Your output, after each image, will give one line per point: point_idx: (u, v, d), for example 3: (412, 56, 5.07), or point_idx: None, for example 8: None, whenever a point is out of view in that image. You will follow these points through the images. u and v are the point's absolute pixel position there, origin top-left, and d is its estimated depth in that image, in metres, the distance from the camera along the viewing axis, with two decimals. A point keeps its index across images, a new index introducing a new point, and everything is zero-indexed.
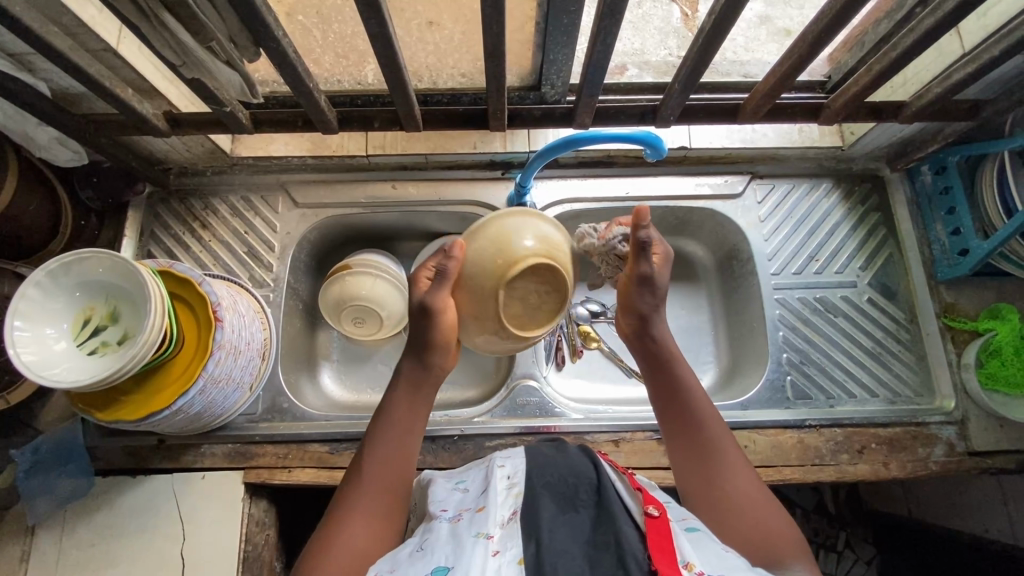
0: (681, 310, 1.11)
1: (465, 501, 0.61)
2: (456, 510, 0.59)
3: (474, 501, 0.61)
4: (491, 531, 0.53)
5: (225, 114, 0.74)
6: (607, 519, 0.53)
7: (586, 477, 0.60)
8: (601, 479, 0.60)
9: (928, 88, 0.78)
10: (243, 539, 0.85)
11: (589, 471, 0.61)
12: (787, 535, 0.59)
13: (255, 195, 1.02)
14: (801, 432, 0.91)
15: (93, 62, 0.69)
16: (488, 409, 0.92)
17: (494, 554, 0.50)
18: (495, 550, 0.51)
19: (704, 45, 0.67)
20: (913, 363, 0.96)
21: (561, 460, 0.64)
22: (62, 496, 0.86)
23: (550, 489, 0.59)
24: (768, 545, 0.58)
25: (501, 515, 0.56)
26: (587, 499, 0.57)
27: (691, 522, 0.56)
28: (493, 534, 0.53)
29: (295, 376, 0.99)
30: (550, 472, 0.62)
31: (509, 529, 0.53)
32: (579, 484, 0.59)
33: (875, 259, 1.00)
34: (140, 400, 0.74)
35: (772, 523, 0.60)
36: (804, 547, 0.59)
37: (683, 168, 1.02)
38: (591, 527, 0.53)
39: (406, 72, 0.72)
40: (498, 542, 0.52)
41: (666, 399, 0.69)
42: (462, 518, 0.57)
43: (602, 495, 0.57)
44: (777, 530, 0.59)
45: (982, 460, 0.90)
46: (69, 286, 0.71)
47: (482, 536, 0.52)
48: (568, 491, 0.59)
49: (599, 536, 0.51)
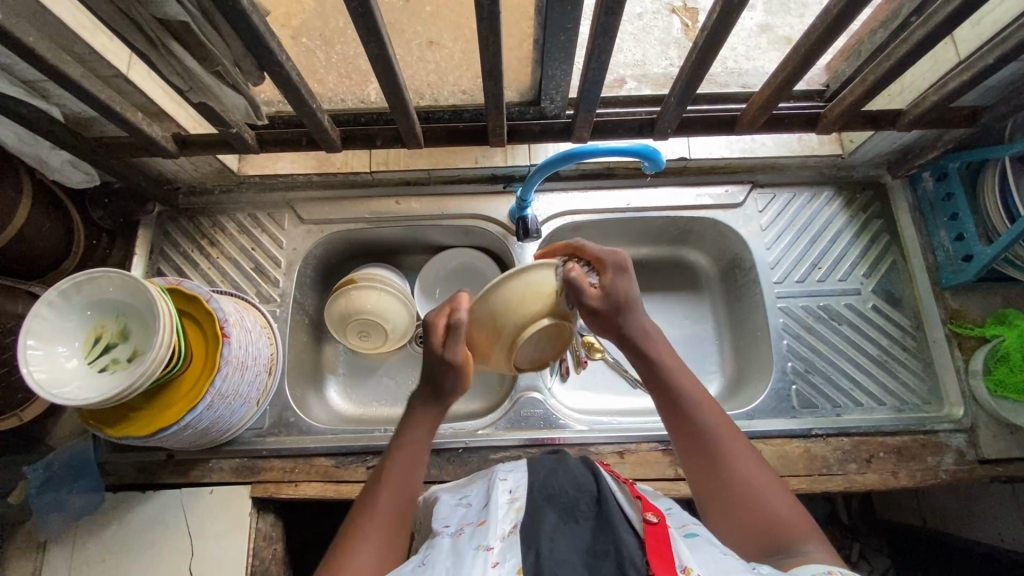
0: (685, 320, 1.11)
1: (467, 516, 0.62)
2: (458, 525, 0.60)
3: (476, 515, 0.61)
4: (491, 543, 0.54)
5: (231, 135, 0.76)
6: (607, 528, 0.54)
7: (587, 488, 0.60)
8: (602, 490, 0.59)
9: (925, 96, 0.79)
10: (250, 554, 0.86)
11: (590, 482, 0.61)
12: (795, 522, 0.60)
13: (261, 213, 1.04)
14: (807, 442, 0.90)
15: (104, 88, 0.71)
16: (492, 421, 0.93)
17: (494, 565, 0.51)
18: (495, 561, 0.51)
19: (698, 59, 0.68)
20: (920, 370, 0.95)
21: (562, 469, 0.65)
22: (73, 511, 0.87)
23: (551, 501, 0.59)
24: (773, 535, 0.60)
25: (501, 528, 0.56)
26: (587, 510, 0.58)
27: (691, 528, 0.56)
28: (493, 546, 0.53)
29: (302, 391, 1.00)
30: (550, 485, 0.62)
31: (509, 541, 0.54)
32: (579, 496, 0.60)
33: (879, 267, 1.00)
34: (150, 414, 0.76)
35: (778, 511, 0.61)
36: (813, 527, 0.60)
37: (684, 178, 1.03)
38: (590, 537, 0.53)
39: (407, 92, 0.73)
40: (498, 553, 0.52)
41: (663, 399, 0.69)
42: (463, 532, 0.58)
43: (602, 506, 0.57)
44: (782, 518, 0.61)
45: (993, 468, 0.88)
46: (80, 304, 0.73)
47: (482, 548, 0.53)
48: (569, 503, 0.59)
49: (598, 543, 0.52)
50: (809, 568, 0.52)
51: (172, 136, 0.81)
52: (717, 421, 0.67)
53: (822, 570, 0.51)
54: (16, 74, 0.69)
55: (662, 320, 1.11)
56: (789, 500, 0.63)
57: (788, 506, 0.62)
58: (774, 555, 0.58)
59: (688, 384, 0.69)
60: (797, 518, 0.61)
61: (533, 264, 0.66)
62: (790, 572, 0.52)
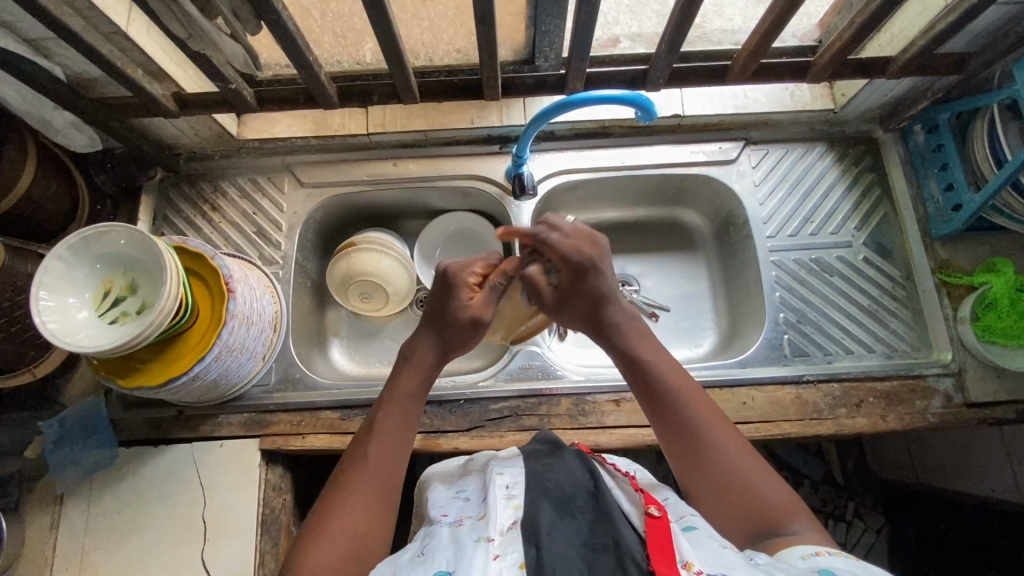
0: (680, 279, 1.13)
1: (466, 508, 0.63)
2: (457, 516, 0.61)
3: (475, 508, 0.62)
4: (491, 534, 0.55)
5: (231, 93, 0.77)
6: (606, 523, 0.56)
7: (583, 485, 0.62)
8: (597, 485, 0.62)
9: (913, 42, 0.80)
10: (261, 503, 0.89)
11: (587, 480, 0.63)
12: (785, 505, 0.62)
13: (261, 177, 1.05)
14: (798, 388, 0.92)
15: (105, 44, 0.73)
16: (492, 373, 0.95)
17: (496, 558, 0.52)
18: (496, 554, 0.52)
19: (687, 5, 0.69)
20: (909, 318, 0.97)
21: (559, 467, 0.66)
22: (88, 466, 0.90)
23: (549, 497, 0.60)
24: (764, 520, 0.62)
25: (500, 523, 0.57)
26: (584, 505, 0.60)
27: (689, 521, 0.58)
28: (494, 537, 0.55)
29: (307, 350, 1.03)
30: (548, 481, 0.63)
31: (510, 534, 0.55)
32: (576, 491, 0.62)
33: (870, 219, 1.02)
34: (160, 366, 0.78)
35: (768, 495, 0.63)
36: (804, 509, 0.63)
37: (678, 136, 1.04)
38: (587, 531, 0.56)
39: (403, 46, 0.74)
40: (499, 545, 0.53)
41: (648, 395, 0.70)
42: (463, 523, 0.59)
43: (599, 501, 0.59)
44: (772, 501, 0.62)
45: (980, 411, 0.91)
46: (88, 257, 0.75)
47: (483, 540, 0.54)
48: (564, 497, 0.61)
49: (596, 538, 0.55)
50: (798, 550, 0.56)
51: (172, 96, 0.82)
52: (704, 416, 0.68)
53: (811, 550, 0.55)
54: (18, 32, 0.70)
55: (658, 279, 1.13)
56: (773, 479, 0.64)
57: (776, 487, 0.64)
58: (766, 540, 0.61)
59: (671, 376, 0.70)
60: (783, 501, 0.63)
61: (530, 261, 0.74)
62: (780, 556, 0.56)
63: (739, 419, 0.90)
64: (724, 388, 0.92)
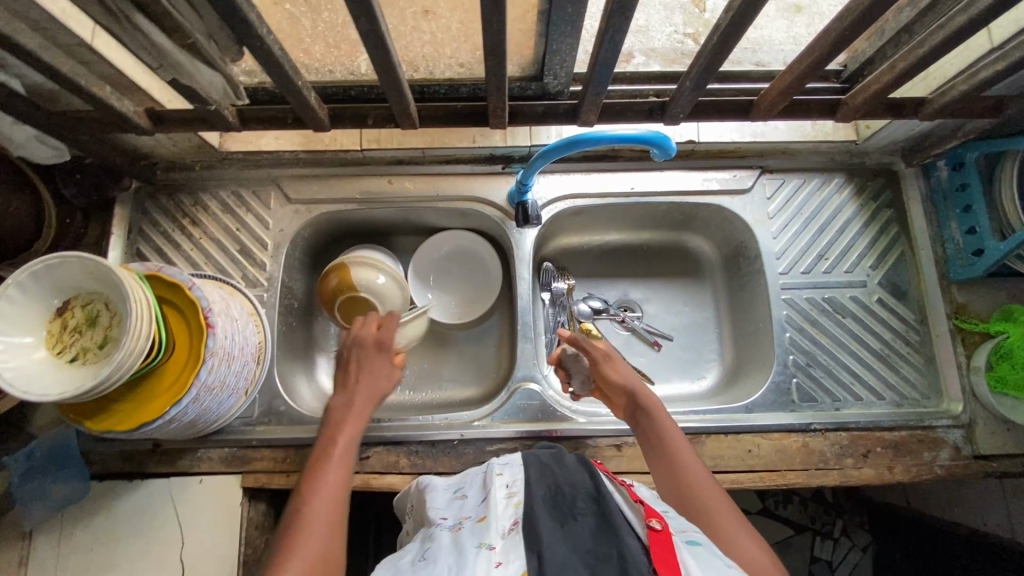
0: (685, 308, 1.10)
1: (466, 511, 0.63)
2: (457, 519, 0.61)
3: (474, 510, 0.62)
4: (493, 541, 0.53)
5: (210, 113, 0.70)
6: (608, 531, 0.53)
7: (584, 487, 0.60)
8: (598, 488, 0.59)
9: (953, 84, 0.74)
10: (242, 543, 0.85)
11: (586, 481, 0.61)
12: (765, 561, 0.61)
13: (246, 190, 0.98)
14: (805, 436, 0.89)
15: (66, 58, 0.64)
16: (488, 412, 0.90)
17: (498, 565, 0.49)
18: (498, 561, 0.50)
19: (717, 46, 0.62)
20: (922, 365, 0.94)
21: (560, 470, 0.64)
22: (57, 501, 0.85)
23: (551, 502, 0.59)
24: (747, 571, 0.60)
25: (501, 526, 0.56)
26: (585, 507, 0.57)
27: (693, 534, 0.54)
28: (495, 544, 0.52)
29: (290, 375, 0.97)
30: (546, 487, 0.62)
31: (511, 539, 0.53)
32: (576, 494, 0.59)
33: (887, 258, 0.97)
34: (131, 407, 0.72)
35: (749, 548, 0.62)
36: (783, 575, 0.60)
37: (690, 163, 0.99)
38: (591, 535, 0.53)
39: (401, 71, 0.67)
40: (501, 552, 0.51)
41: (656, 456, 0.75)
42: (463, 527, 0.58)
43: (601, 505, 0.57)
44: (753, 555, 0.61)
45: (988, 464, 0.88)
46: (30, 291, 0.66)
47: (484, 546, 0.52)
48: (565, 501, 0.59)
49: (600, 547, 0.51)
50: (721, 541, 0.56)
51: (144, 109, 0.75)
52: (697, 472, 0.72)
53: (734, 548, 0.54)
54: None
55: (661, 307, 1.10)
56: (764, 547, 0.63)
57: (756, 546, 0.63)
58: None
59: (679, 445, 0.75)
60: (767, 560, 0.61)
61: (66, 258, 0.66)
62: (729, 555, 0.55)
63: (743, 467, 0.87)
64: (729, 435, 0.89)
